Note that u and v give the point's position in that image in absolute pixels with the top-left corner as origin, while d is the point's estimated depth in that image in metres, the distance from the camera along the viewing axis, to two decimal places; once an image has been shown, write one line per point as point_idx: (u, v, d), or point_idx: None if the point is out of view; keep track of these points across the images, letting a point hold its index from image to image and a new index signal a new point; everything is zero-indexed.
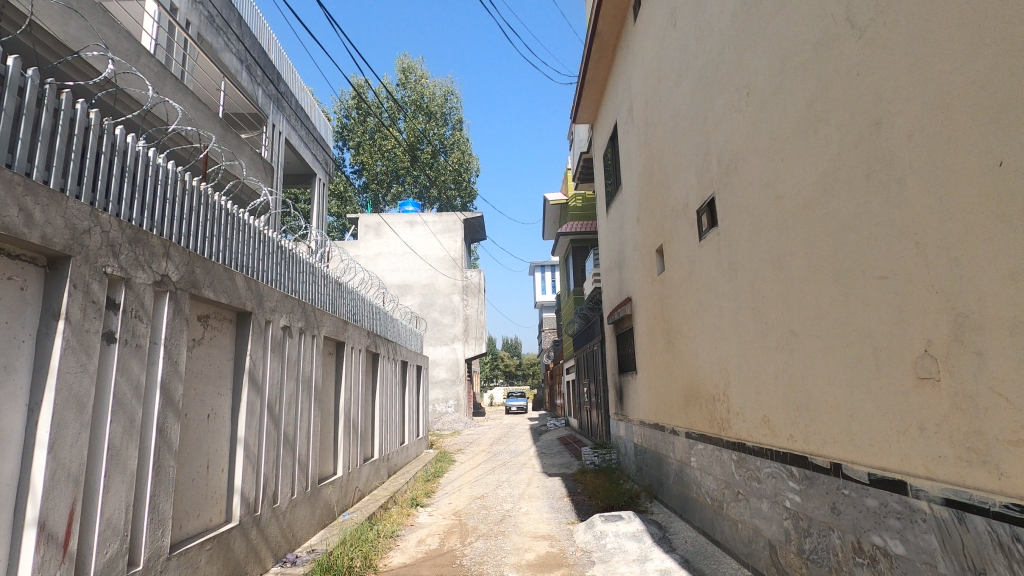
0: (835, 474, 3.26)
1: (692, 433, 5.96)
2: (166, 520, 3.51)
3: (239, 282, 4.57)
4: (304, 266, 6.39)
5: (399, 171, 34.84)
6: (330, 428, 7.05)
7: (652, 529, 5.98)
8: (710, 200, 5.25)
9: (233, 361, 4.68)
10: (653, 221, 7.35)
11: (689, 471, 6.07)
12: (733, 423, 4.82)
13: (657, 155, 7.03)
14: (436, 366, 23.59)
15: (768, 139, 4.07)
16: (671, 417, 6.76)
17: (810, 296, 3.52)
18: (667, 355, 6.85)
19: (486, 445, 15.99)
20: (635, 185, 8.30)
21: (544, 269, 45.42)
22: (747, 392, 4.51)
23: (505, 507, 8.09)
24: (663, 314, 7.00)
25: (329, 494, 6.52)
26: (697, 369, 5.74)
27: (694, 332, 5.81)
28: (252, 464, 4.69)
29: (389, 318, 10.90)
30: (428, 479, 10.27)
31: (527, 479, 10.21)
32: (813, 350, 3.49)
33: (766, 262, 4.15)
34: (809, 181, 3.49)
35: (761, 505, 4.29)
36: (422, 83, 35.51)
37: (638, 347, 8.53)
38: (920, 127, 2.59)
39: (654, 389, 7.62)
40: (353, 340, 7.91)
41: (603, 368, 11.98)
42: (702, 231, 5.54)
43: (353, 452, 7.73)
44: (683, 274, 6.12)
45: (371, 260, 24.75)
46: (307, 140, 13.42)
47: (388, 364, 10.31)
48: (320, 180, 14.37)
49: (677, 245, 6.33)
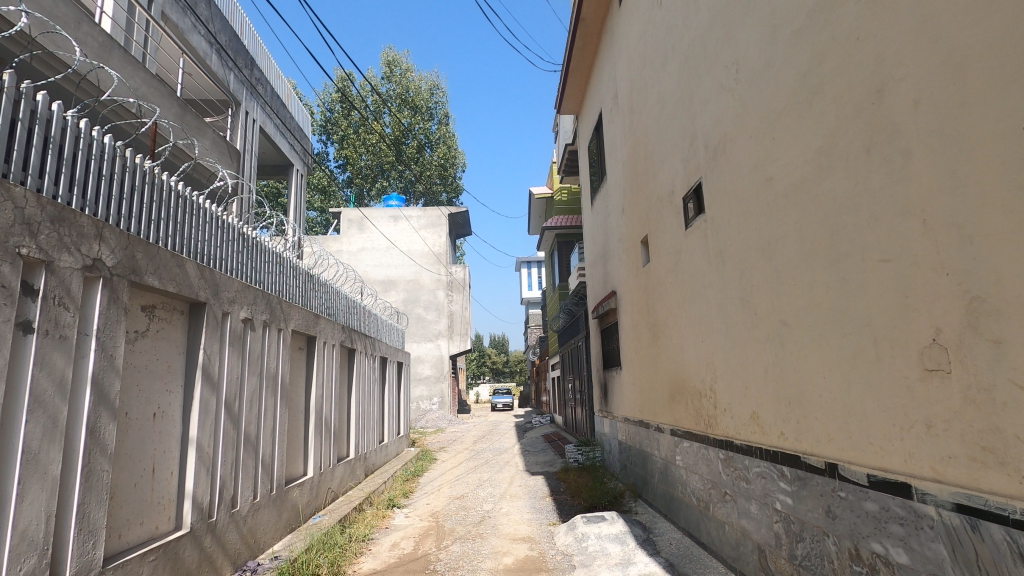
0: (831, 475, 3.01)
1: (677, 431, 5.71)
2: (100, 531, 3.17)
3: (191, 270, 4.22)
4: (270, 255, 6.04)
5: (383, 165, 34.34)
6: (300, 426, 6.71)
7: (635, 531, 5.73)
8: (697, 185, 4.99)
9: (185, 355, 4.34)
10: (638, 211, 7.08)
11: (674, 470, 5.82)
12: (720, 419, 4.58)
13: (642, 143, 6.76)
14: (420, 362, 23.22)
15: (758, 118, 3.81)
16: (656, 414, 6.51)
17: (803, 284, 3.27)
18: (652, 350, 6.60)
19: (470, 442, 15.71)
20: (620, 175, 8.04)
21: (531, 266, 45.18)
22: (735, 387, 4.26)
23: (485, 508, 7.79)
24: (648, 308, 6.74)
25: (296, 496, 6.19)
26: (682, 363, 5.49)
27: (680, 326, 5.56)
28: (206, 468, 4.36)
29: (367, 312, 10.54)
30: (407, 479, 9.93)
31: (510, 478, 9.93)
32: (807, 341, 3.24)
33: (755, 249, 3.89)
34: (803, 158, 3.24)
35: (750, 507, 4.05)
36: (408, 76, 35.01)
37: (623, 341, 8.29)
38: (927, 92, 2.33)
39: (638, 385, 7.37)
40: (325, 334, 7.56)
41: (588, 364, 11.75)
42: (688, 219, 5.28)
43: (326, 452, 7.39)
44: (668, 265, 5.87)
45: (354, 256, 24.29)
46: (284, 129, 12.98)
47: (366, 361, 9.97)
48: (298, 171, 13.95)
49: (662, 236, 6.08)
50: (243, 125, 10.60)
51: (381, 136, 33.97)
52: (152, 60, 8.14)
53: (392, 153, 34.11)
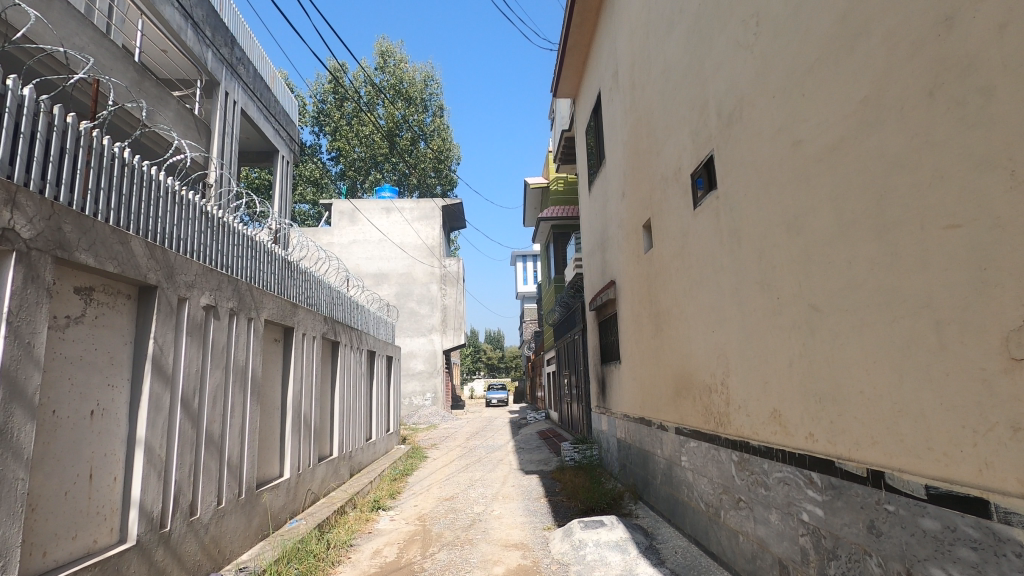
0: (875, 485, 2.57)
1: (682, 429, 5.26)
2: (13, 550, 2.68)
3: (138, 249, 3.72)
4: (240, 238, 5.53)
5: (376, 157, 33.67)
6: (275, 424, 6.23)
7: (637, 537, 5.27)
8: (708, 159, 4.52)
9: (132, 345, 3.84)
10: (639, 194, 6.62)
11: (679, 472, 5.38)
12: (733, 418, 4.13)
13: (645, 120, 6.29)
14: (413, 357, 22.71)
15: (781, 75, 3.35)
16: (659, 411, 6.07)
17: (840, 260, 2.81)
18: (655, 343, 6.14)
19: (462, 439, 15.26)
20: (619, 157, 7.57)
21: (526, 260, 44.68)
22: (751, 382, 3.81)
23: (475, 511, 7.32)
24: (650, 297, 6.28)
25: (270, 500, 5.71)
26: (689, 356, 5.04)
27: (686, 316, 5.09)
28: (159, 472, 3.87)
29: (354, 304, 10.04)
30: (395, 479, 9.45)
31: (503, 477, 9.47)
32: (844, 328, 2.78)
33: (777, 224, 3.43)
34: (839, 114, 2.78)
35: (769, 516, 3.60)
36: (401, 67, 34.34)
37: (622, 334, 7.83)
38: (1017, 12, 1.87)
39: (639, 380, 6.92)
40: (305, 325, 7.06)
41: (584, 359, 11.30)
42: (697, 198, 4.83)
43: (305, 451, 6.90)
44: (673, 250, 5.42)
45: (345, 248, 23.73)
46: (268, 112, 12.42)
47: (352, 354, 9.48)
48: (283, 158, 13.40)
49: (666, 219, 5.62)
50: (221, 105, 10.07)
51: (374, 128, 33.34)
52: (117, 33, 7.62)
53: (386, 145, 33.48)
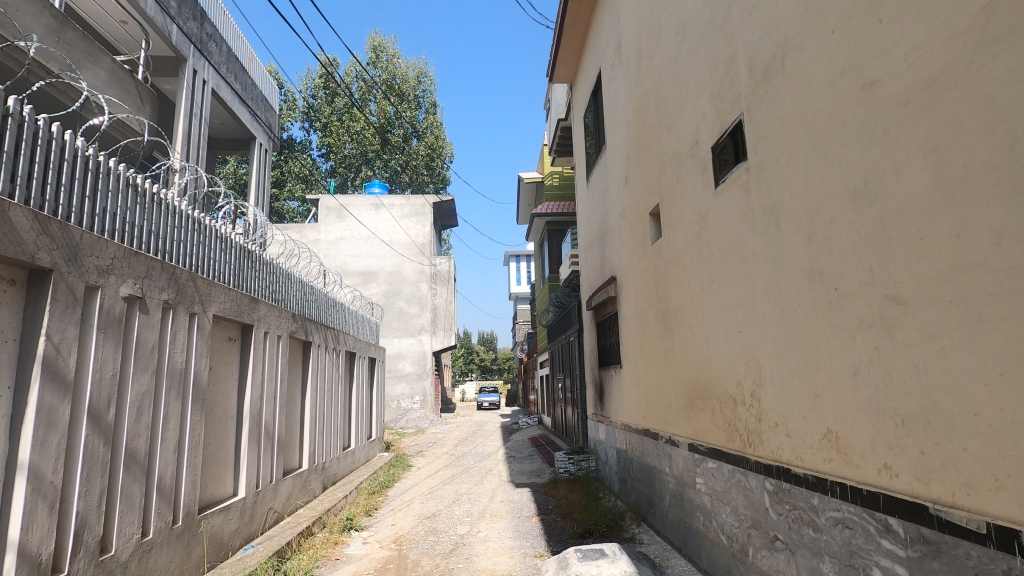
0: (1002, 548, 1.84)
1: (698, 447, 4.51)
2: None
3: (21, 220, 2.94)
4: (185, 218, 4.73)
5: (367, 154, 32.81)
6: (229, 436, 5.44)
7: (644, 572, 4.50)
8: (734, 126, 3.80)
9: (18, 345, 3.06)
10: (645, 178, 5.89)
11: (692, 496, 4.62)
12: (767, 437, 3.39)
13: (653, 93, 5.56)
14: (401, 359, 21.89)
15: (844, 2, 2.62)
16: (667, 423, 5.32)
17: (941, 235, 2.08)
18: (663, 345, 5.39)
19: (450, 445, 14.45)
20: (622, 139, 6.84)
21: (520, 259, 43.96)
22: (796, 395, 3.06)
23: (458, 533, 6.54)
24: (657, 294, 5.55)
25: (218, 524, 4.93)
26: (707, 360, 4.29)
27: (704, 315, 4.35)
28: (51, 504, 3.07)
29: (332, 301, 9.22)
30: (373, 492, 8.63)
31: (491, 491, 8.69)
32: (947, 326, 2.05)
33: (834, 195, 2.71)
34: (941, 35, 2.05)
35: (820, 565, 2.86)
36: (394, 62, 33.58)
37: (623, 335, 7.08)
38: None
39: (643, 389, 6.17)
40: (268, 323, 6.26)
41: (580, 362, 10.53)
42: (720, 175, 4.10)
43: (266, 466, 6.10)
44: (688, 238, 4.68)
45: (332, 245, 22.89)
46: (244, 96, 11.61)
47: (328, 355, 8.67)
48: (261, 146, 12.59)
49: (679, 203, 4.88)
50: (186, 85, 9.27)
51: (365, 124, 32.54)
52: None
53: (378, 141, 32.69)
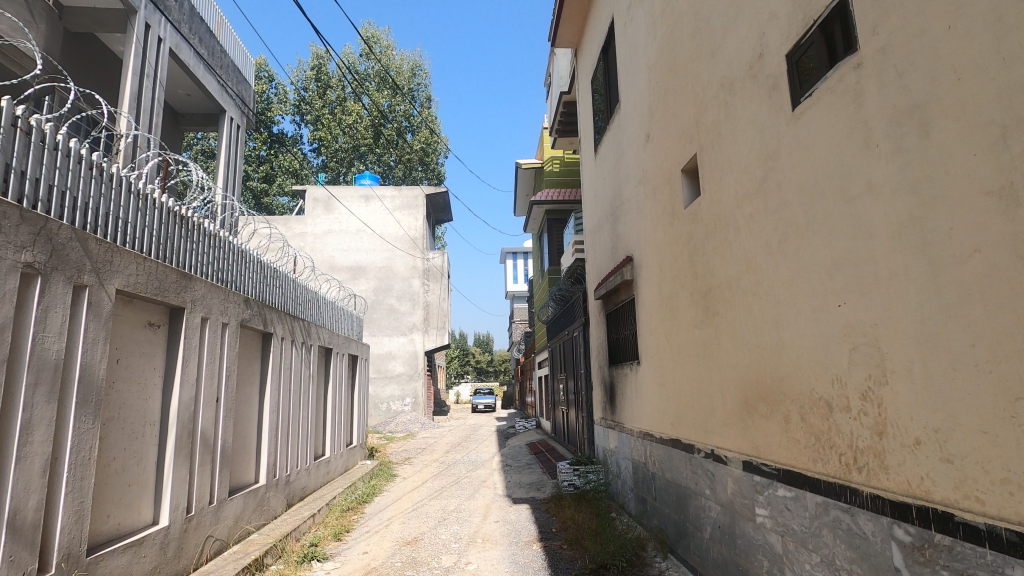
0: None
1: (761, 466, 3.34)
2: None
3: None
4: (73, 161, 3.53)
5: (359, 147, 31.62)
6: (146, 449, 4.25)
7: None
8: (832, 10, 2.67)
9: None
10: (676, 128, 4.75)
11: (751, 533, 3.46)
12: (897, 461, 2.25)
13: (689, 16, 4.43)
14: (391, 359, 20.68)
15: None
16: (708, 434, 4.14)
17: None
18: (703, 332, 4.21)
19: (441, 452, 13.23)
20: (643, 88, 5.69)
21: (517, 257, 42.92)
22: (968, 396, 1.92)
23: (442, 564, 5.35)
24: (694, 269, 4.39)
25: (123, 565, 3.74)
26: (780, 350, 3.13)
27: (771, 288, 3.21)
28: None
29: (304, 288, 8.01)
30: (346, 509, 7.43)
31: (484, 508, 7.50)
32: None
33: None
34: None
35: None
36: (388, 54, 32.41)
37: (642, 325, 5.91)
38: None
39: (670, 390, 5.00)
40: (208, 306, 5.04)
41: (585, 360, 9.35)
42: (799, 93, 2.97)
43: (204, 484, 4.90)
44: (745, 189, 3.53)
45: (319, 238, 21.66)
46: (212, 62, 10.42)
47: (295, 351, 7.46)
48: (232, 121, 11.40)
49: (729, 146, 3.75)
50: (135, 40, 8.06)
51: (358, 116, 31.38)
52: None
53: (371, 134, 31.53)
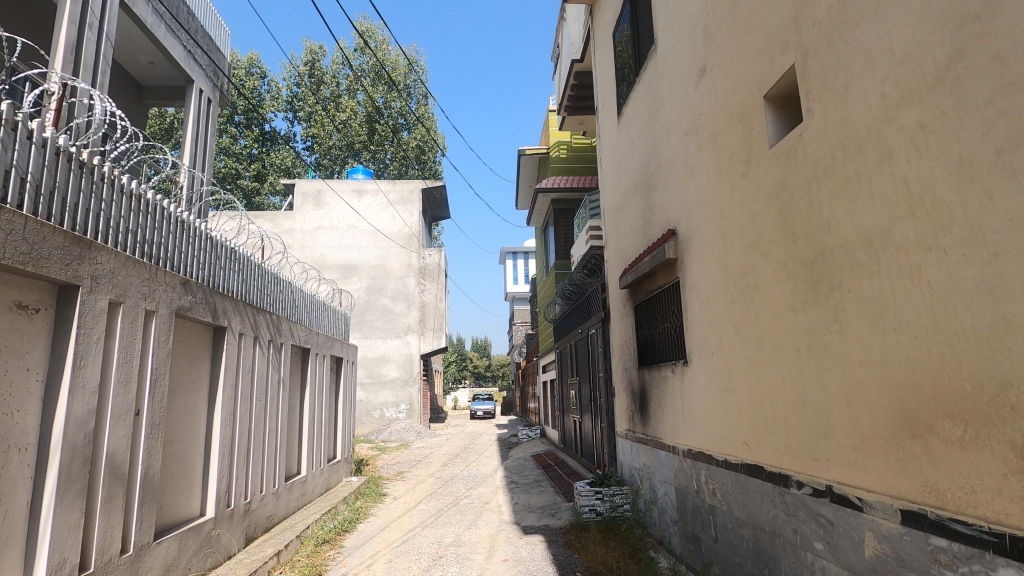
0: None
1: (950, 524, 2.08)
2: None
3: None
4: None
5: (354, 145, 30.39)
6: (9, 485, 2.96)
7: None
8: None
9: None
10: (755, 41, 3.52)
11: None
12: None
13: None
14: (384, 363, 19.34)
15: None
16: (821, 463, 2.86)
17: None
18: (812, 316, 2.95)
19: (438, 466, 11.85)
20: (695, 9, 4.45)
21: (517, 257, 41.92)
22: None
23: None
24: (790, 229, 3.15)
25: None
26: (1001, 337, 1.88)
27: (976, 233, 1.98)
28: None
29: (272, 275, 6.68)
30: (321, 543, 6.10)
31: (489, 540, 6.19)
32: None
33: None
34: None
35: None
36: (384, 49, 31.19)
37: (692, 315, 4.64)
38: None
39: (743, 399, 3.72)
40: (121, 285, 3.75)
41: (606, 361, 8.04)
42: None
43: (114, 527, 3.60)
44: (902, 89, 2.31)
45: (310, 235, 20.35)
46: (176, 23, 9.13)
47: (259, 350, 6.13)
48: (201, 93, 10.10)
49: (864, 35, 2.53)
50: None
51: (352, 112, 30.16)
52: None
53: (365, 130, 30.29)
